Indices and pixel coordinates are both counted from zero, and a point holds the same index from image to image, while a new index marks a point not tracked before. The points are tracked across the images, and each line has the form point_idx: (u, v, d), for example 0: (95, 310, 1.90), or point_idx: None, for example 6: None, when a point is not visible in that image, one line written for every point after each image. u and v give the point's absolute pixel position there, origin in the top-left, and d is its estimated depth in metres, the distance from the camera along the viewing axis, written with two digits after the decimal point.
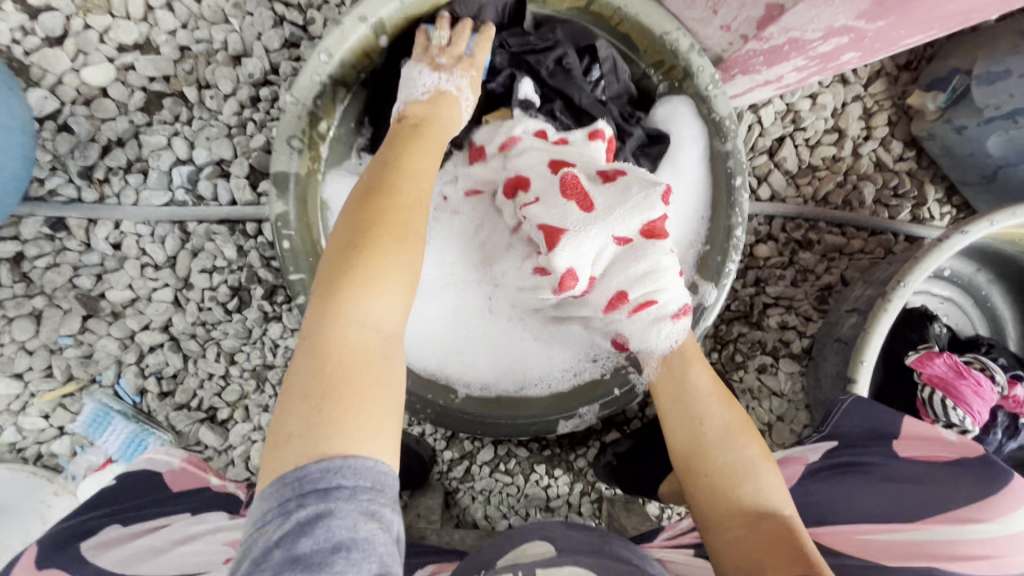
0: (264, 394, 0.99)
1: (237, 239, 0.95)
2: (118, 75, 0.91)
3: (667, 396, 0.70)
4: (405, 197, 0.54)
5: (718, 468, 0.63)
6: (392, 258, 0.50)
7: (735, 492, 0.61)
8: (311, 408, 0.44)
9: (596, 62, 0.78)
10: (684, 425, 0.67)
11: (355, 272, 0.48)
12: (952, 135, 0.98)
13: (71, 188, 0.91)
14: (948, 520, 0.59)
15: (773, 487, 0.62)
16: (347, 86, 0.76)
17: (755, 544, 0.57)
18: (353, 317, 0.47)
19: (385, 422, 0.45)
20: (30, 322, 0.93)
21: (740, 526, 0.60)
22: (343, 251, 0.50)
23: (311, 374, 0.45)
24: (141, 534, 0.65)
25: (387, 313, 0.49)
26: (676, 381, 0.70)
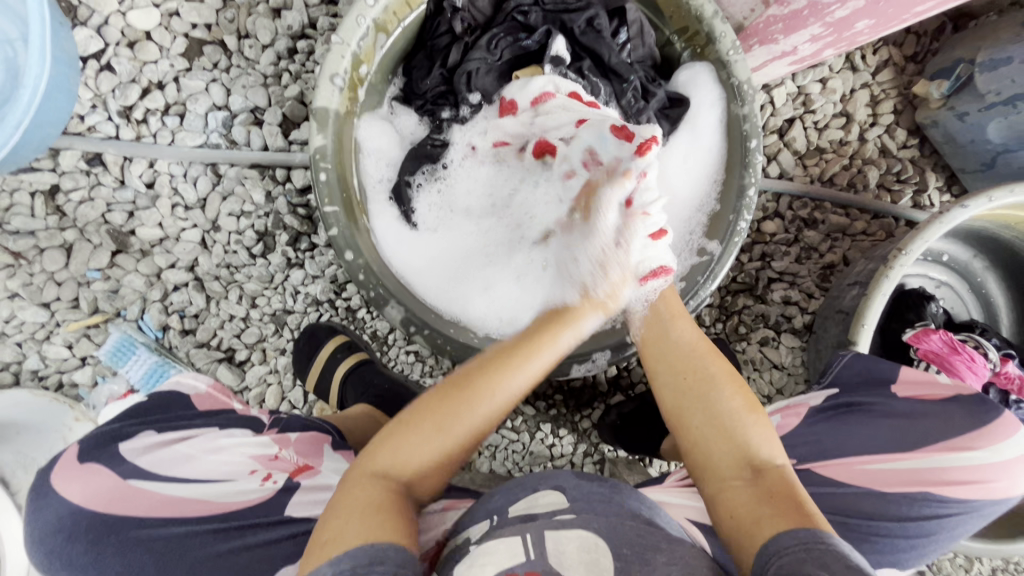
0: (282, 338, 1.01)
1: (266, 184, 0.98)
2: (162, 21, 0.95)
3: (654, 355, 0.72)
4: (505, 369, 0.63)
5: (709, 427, 0.64)
6: (462, 411, 0.60)
7: (725, 450, 0.62)
8: (364, 505, 0.53)
9: (624, 26, 0.85)
10: (672, 386, 0.68)
11: (400, 432, 0.59)
12: (955, 122, 1.03)
13: (109, 126, 0.95)
14: (944, 449, 0.68)
15: (764, 442, 0.62)
16: (388, 34, 0.80)
17: (746, 499, 0.57)
18: (399, 469, 0.58)
19: (405, 527, 0.53)
20: (61, 254, 0.96)
21: (732, 480, 0.60)
22: (426, 403, 0.61)
23: (370, 502, 0.53)
24: (171, 443, 0.65)
25: (424, 465, 0.59)
26: (658, 338, 0.72)
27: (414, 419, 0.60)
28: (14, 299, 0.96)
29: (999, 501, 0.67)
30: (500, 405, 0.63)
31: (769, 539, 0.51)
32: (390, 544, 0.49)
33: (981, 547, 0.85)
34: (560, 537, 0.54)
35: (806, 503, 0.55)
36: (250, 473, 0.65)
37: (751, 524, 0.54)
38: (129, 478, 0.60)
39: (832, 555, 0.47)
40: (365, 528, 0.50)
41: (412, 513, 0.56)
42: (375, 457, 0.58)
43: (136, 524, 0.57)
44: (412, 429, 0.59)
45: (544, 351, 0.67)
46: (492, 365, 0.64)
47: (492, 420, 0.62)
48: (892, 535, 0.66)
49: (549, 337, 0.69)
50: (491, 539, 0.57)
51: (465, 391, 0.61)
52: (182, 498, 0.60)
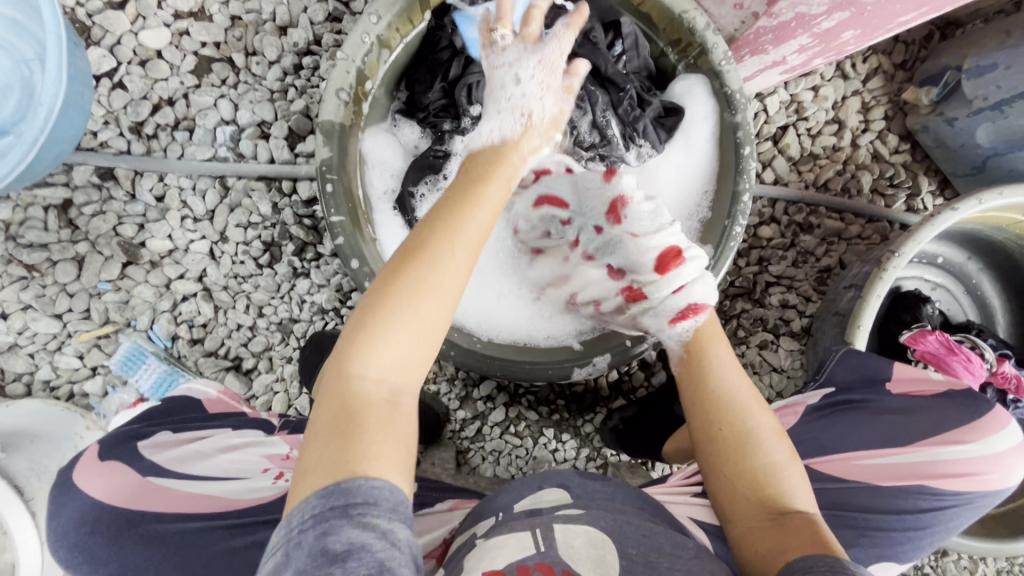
0: (288, 347, 1.03)
1: (273, 196, 1.00)
2: (173, 40, 0.98)
3: (698, 389, 0.69)
4: (455, 224, 0.56)
5: (740, 462, 0.64)
6: (388, 315, 0.52)
7: (759, 487, 0.62)
8: (335, 417, 0.50)
9: (619, 38, 0.87)
10: (709, 411, 0.67)
11: (362, 331, 0.52)
12: (945, 127, 1.05)
13: (121, 141, 0.98)
14: (936, 443, 0.70)
15: (795, 486, 0.62)
16: (391, 49, 0.83)
17: (773, 534, 0.58)
18: (366, 378, 0.52)
19: (400, 447, 0.51)
20: (73, 266, 0.98)
21: (758, 520, 0.60)
22: (371, 298, 0.54)
23: (328, 429, 0.50)
24: (187, 442, 0.67)
25: (407, 359, 0.53)
26: (702, 369, 0.70)
27: (355, 324, 0.53)
28: (27, 310, 0.98)
29: (993, 492, 0.69)
30: (446, 287, 0.54)
31: (788, 566, 0.53)
32: (382, 484, 0.47)
33: (981, 545, 0.86)
34: (569, 528, 0.56)
35: (829, 540, 0.56)
36: (263, 471, 0.66)
37: (772, 557, 0.56)
38: (148, 475, 0.62)
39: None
40: (333, 464, 0.47)
41: (409, 414, 0.54)
42: (343, 363, 0.52)
43: (155, 519, 0.59)
44: (356, 335, 0.52)
45: (473, 210, 0.58)
46: (440, 223, 0.56)
47: (463, 280, 0.56)
48: (889, 526, 0.68)
49: (488, 178, 0.63)
50: (499, 533, 0.58)
51: (393, 293, 0.53)
52: (200, 494, 0.62)
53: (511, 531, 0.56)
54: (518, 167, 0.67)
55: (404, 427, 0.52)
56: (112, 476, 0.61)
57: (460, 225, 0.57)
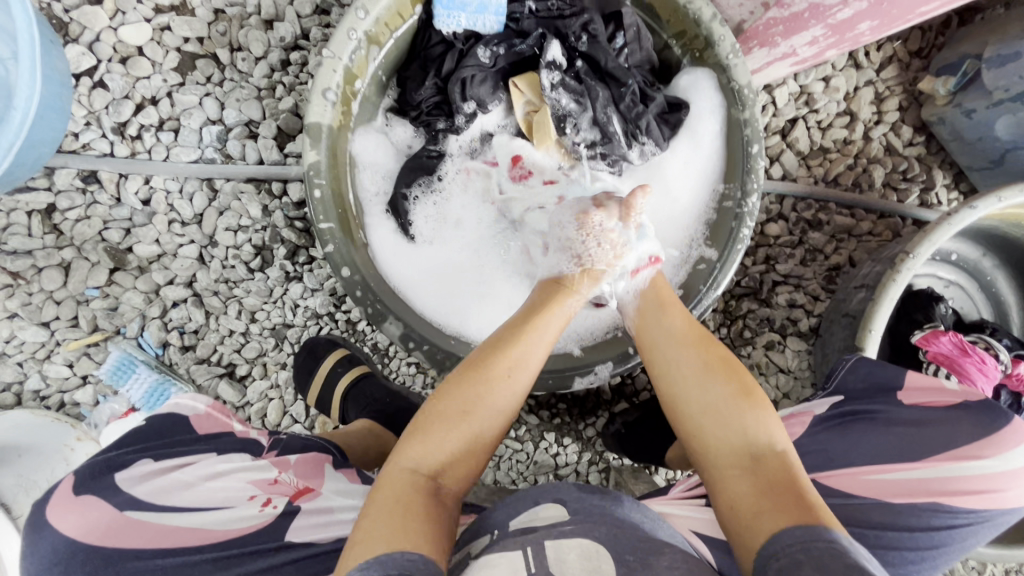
0: (282, 352, 1.00)
1: (263, 199, 0.97)
2: (155, 36, 0.94)
3: (650, 347, 0.70)
4: (518, 356, 0.65)
5: (703, 410, 0.64)
6: (479, 408, 0.61)
7: (731, 436, 0.61)
8: (394, 502, 0.54)
9: (621, 30, 0.83)
10: (660, 363, 0.69)
11: (433, 429, 0.60)
12: (962, 120, 1.01)
13: (104, 143, 0.94)
14: (951, 458, 0.67)
15: (766, 428, 0.61)
16: (381, 45, 0.79)
17: (750, 491, 0.56)
18: (427, 463, 0.59)
19: (441, 534, 0.53)
20: (59, 273, 0.95)
21: (737, 469, 0.59)
22: (443, 401, 0.62)
23: (392, 505, 0.54)
24: (168, 471, 0.64)
25: (455, 460, 0.60)
26: (652, 326, 0.71)
27: (438, 413, 0.61)
28: (13, 319, 0.95)
29: (1009, 509, 0.68)
30: (509, 404, 0.64)
31: (766, 534, 0.51)
32: (421, 556, 0.49)
33: (995, 554, 0.83)
34: (562, 545, 0.53)
35: (807, 496, 0.54)
36: (249, 499, 0.64)
37: (749, 516, 0.54)
38: (125, 509, 0.60)
39: (831, 552, 0.47)
40: (393, 530, 0.51)
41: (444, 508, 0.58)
42: (405, 453, 0.59)
43: (135, 556, 0.57)
44: (439, 424, 0.60)
45: (544, 326, 0.68)
46: (505, 351, 0.65)
47: (512, 408, 0.64)
48: (901, 545, 0.66)
49: (546, 312, 0.69)
50: (492, 552, 0.55)
51: (474, 394, 0.62)
52: (180, 527, 0.60)
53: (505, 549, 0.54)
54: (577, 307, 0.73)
55: (443, 508, 0.57)
56: (93, 508, 0.59)
57: (528, 341, 0.66)
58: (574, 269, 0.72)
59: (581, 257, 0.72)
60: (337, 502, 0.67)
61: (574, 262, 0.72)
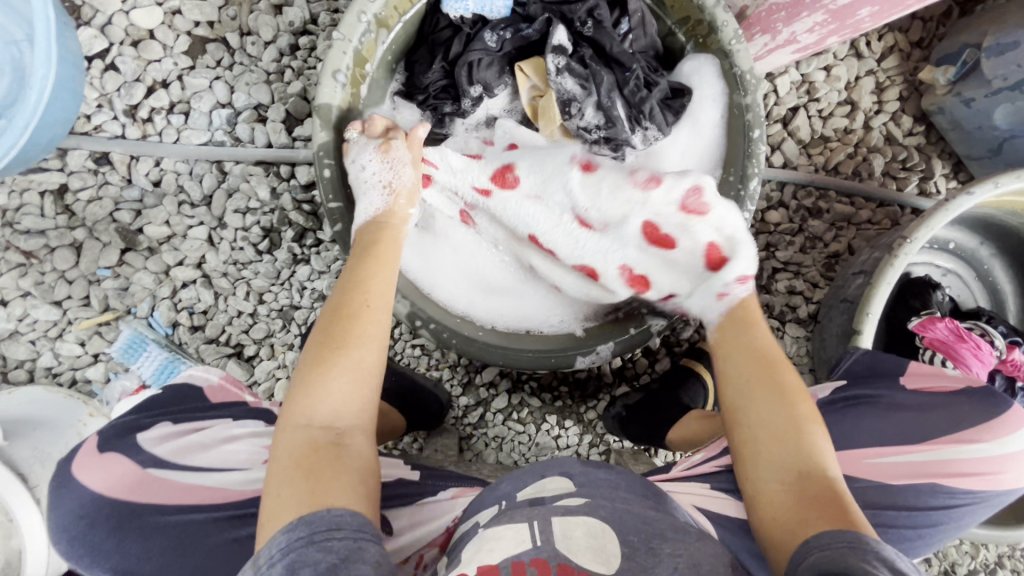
0: (289, 334, 1.02)
1: (271, 181, 0.98)
2: (165, 19, 0.96)
3: (727, 356, 0.68)
4: (363, 291, 0.65)
5: (770, 425, 0.61)
6: (342, 353, 0.60)
7: (793, 451, 0.59)
8: (295, 467, 0.53)
9: (626, 16, 0.85)
10: (740, 372, 0.66)
11: (306, 385, 0.58)
12: (961, 109, 1.02)
13: (116, 125, 0.96)
14: (952, 442, 0.69)
15: (827, 453, 0.60)
16: (389, 29, 0.80)
17: (792, 506, 0.56)
18: (317, 415, 0.57)
19: (359, 483, 0.54)
20: (71, 253, 0.97)
21: (783, 484, 0.58)
22: (310, 357, 0.60)
23: (295, 470, 0.53)
24: (186, 433, 0.66)
25: (347, 404, 0.59)
26: (739, 342, 0.68)
27: (308, 371, 0.59)
28: (27, 298, 0.97)
29: (1004, 491, 0.70)
30: (376, 330, 0.63)
31: (813, 537, 0.52)
32: (346, 511, 0.50)
33: (987, 533, 0.85)
34: (568, 521, 0.55)
35: (854, 513, 0.54)
36: (263, 462, 0.65)
37: (795, 524, 0.55)
38: (148, 467, 0.62)
39: (878, 557, 0.48)
40: (305, 494, 0.51)
41: (358, 456, 0.57)
42: (293, 414, 0.57)
43: (155, 511, 0.60)
44: (311, 382, 0.58)
45: (382, 261, 0.68)
46: (349, 289, 0.65)
47: (382, 330, 0.64)
48: (899, 524, 0.68)
49: (374, 252, 0.69)
50: (498, 524, 0.57)
51: (338, 337, 0.61)
52: (200, 485, 0.62)
53: (510, 522, 0.55)
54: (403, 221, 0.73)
55: (359, 454, 0.57)
56: (108, 474, 0.61)
57: (374, 276, 0.66)
58: (385, 198, 0.72)
59: (389, 183, 0.73)
60: None
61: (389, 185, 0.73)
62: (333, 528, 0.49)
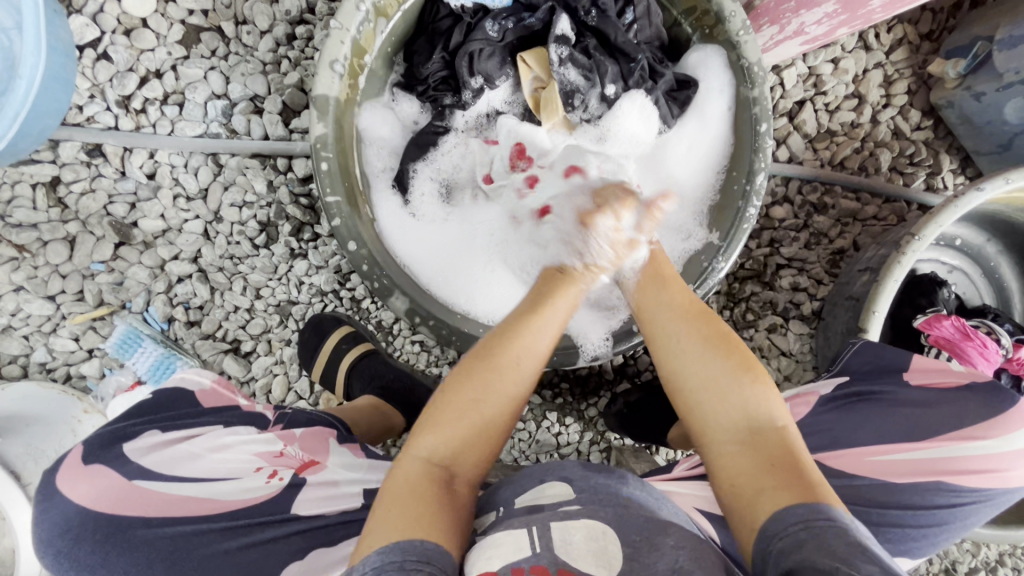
0: (287, 329, 1.00)
1: (268, 174, 0.96)
2: (159, 7, 0.93)
3: (654, 320, 0.68)
4: (527, 335, 0.64)
5: (703, 389, 0.61)
6: (489, 397, 0.60)
7: (728, 410, 0.59)
8: (409, 493, 0.54)
9: (631, 5, 0.83)
10: (673, 340, 0.65)
11: (444, 416, 0.59)
12: (971, 103, 1.00)
13: (108, 116, 0.94)
14: (957, 439, 0.68)
15: (762, 402, 0.59)
16: (388, 18, 0.78)
17: (748, 471, 0.55)
18: (440, 450, 0.57)
19: (457, 524, 0.53)
20: (64, 246, 0.95)
21: (731, 446, 0.58)
22: (454, 384, 0.61)
23: (407, 496, 0.53)
24: (175, 442, 0.65)
25: (469, 447, 0.58)
26: (659, 305, 0.69)
27: (444, 400, 0.60)
28: (19, 292, 0.96)
29: (1010, 489, 0.69)
30: (521, 383, 0.62)
31: (769, 514, 0.51)
32: (436, 545, 0.49)
33: (990, 533, 0.85)
34: (567, 526, 0.54)
35: (809, 473, 0.53)
36: (255, 470, 0.65)
37: (753, 494, 0.53)
38: (133, 479, 0.61)
39: (834, 532, 0.46)
40: (412, 522, 0.51)
41: (461, 496, 0.57)
42: (418, 442, 0.58)
43: (145, 524, 0.58)
44: (445, 414, 0.59)
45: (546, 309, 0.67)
46: (512, 336, 0.64)
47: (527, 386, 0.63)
48: (904, 523, 0.67)
49: (555, 294, 0.70)
50: (498, 531, 0.56)
51: (483, 377, 0.60)
52: (188, 496, 0.61)
53: (510, 528, 0.54)
54: (583, 289, 0.73)
55: (462, 497, 0.57)
56: (100, 476, 0.60)
57: (532, 326, 0.65)
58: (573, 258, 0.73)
59: (583, 254, 0.73)
60: (342, 475, 0.67)
61: (586, 256, 0.73)
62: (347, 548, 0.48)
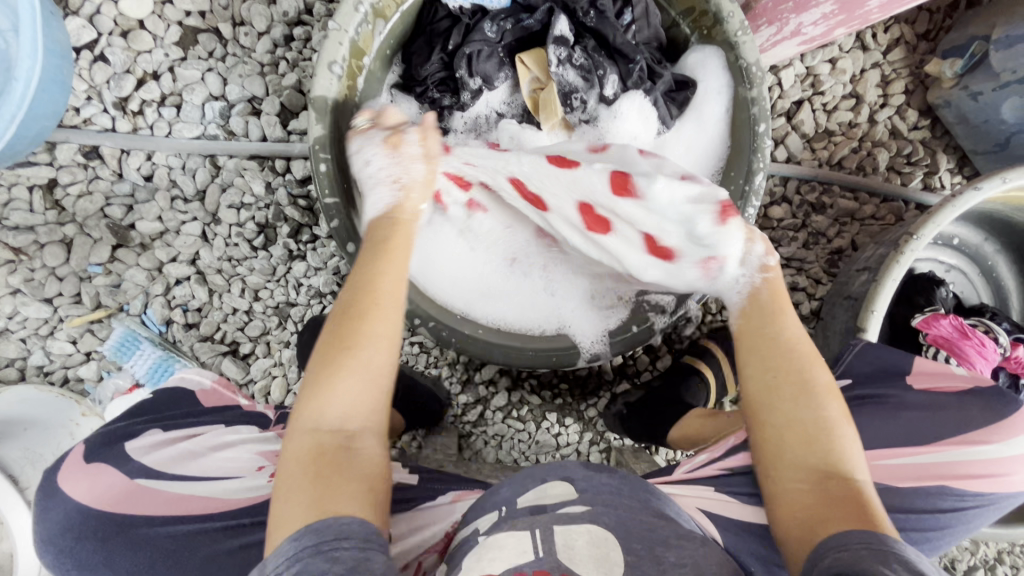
0: (285, 331, 1.00)
1: (265, 175, 0.96)
2: (156, 9, 0.93)
3: (752, 342, 0.64)
4: (372, 285, 0.62)
5: (796, 420, 0.59)
6: (352, 360, 0.58)
7: (812, 448, 0.58)
8: (309, 466, 0.53)
9: (629, 6, 0.83)
10: (769, 369, 0.62)
11: (320, 382, 0.57)
12: (968, 102, 1.01)
13: (105, 118, 0.93)
14: (961, 444, 0.68)
15: (849, 450, 0.58)
16: (386, 19, 0.78)
17: (812, 502, 0.56)
18: (326, 418, 0.56)
19: (367, 490, 0.53)
20: (61, 249, 0.95)
21: (803, 481, 0.57)
22: (322, 352, 0.59)
23: (308, 469, 0.53)
24: (177, 441, 0.65)
25: (357, 406, 0.58)
26: (766, 334, 0.64)
27: (318, 365, 0.58)
28: (16, 295, 0.95)
29: (1013, 493, 0.69)
30: (381, 342, 0.60)
31: (829, 538, 0.52)
32: (353, 519, 0.49)
33: (990, 532, 0.85)
34: (571, 530, 0.53)
35: (875, 514, 0.53)
36: (257, 469, 0.64)
37: (820, 524, 0.54)
38: (136, 477, 0.60)
39: (898, 559, 0.47)
40: (314, 497, 0.50)
41: (367, 458, 0.56)
42: (303, 412, 0.56)
43: (147, 522, 0.58)
44: (321, 381, 0.57)
45: (398, 257, 0.64)
46: (357, 295, 0.61)
47: (391, 339, 0.61)
48: (910, 526, 0.67)
49: (392, 234, 0.65)
50: (499, 533, 0.55)
51: (346, 336, 0.59)
52: (190, 495, 0.60)
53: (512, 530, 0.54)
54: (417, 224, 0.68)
55: (370, 463, 0.56)
56: (99, 480, 0.60)
57: (381, 275, 0.63)
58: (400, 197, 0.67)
59: (400, 179, 0.67)
60: None
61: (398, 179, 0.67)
62: (320, 539, 0.47)
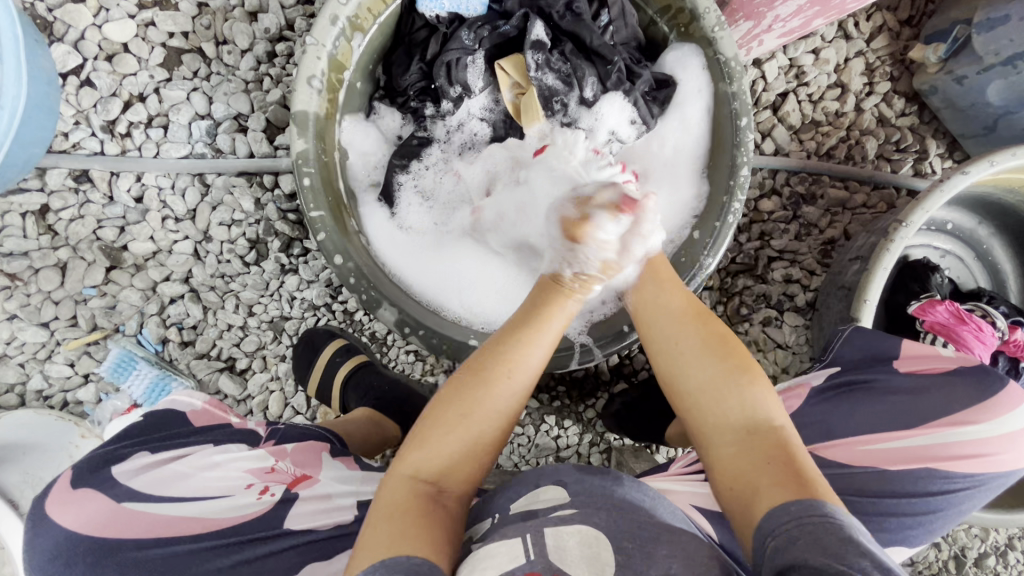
0: (281, 345, 1.00)
1: (254, 191, 0.97)
2: (139, 31, 0.94)
3: (653, 323, 0.69)
4: (520, 353, 0.63)
5: (694, 387, 0.63)
6: (469, 424, 0.60)
7: (717, 414, 0.60)
8: (401, 508, 0.55)
9: (605, 7, 0.84)
10: (664, 336, 0.67)
11: (432, 432, 0.60)
12: (954, 87, 1.00)
13: (94, 142, 0.94)
14: (948, 425, 0.68)
15: (760, 403, 0.60)
16: (364, 32, 0.79)
17: (747, 467, 0.55)
18: (428, 468, 0.58)
19: (444, 538, 0.54)
20: (55, 273, 0.96)
21: (729, 447, 0.58)
22: (444, 405, 0.61)
23: (397, 509, 0.55)
24: (165, 463, 0.65)
25: (461, 454, 0.60)
26: (654, 305, 0.70)
27: (433, 418, 0.61)
28: (13, 320, 0.96)
29: (1004, 473, 0.68)
30: (507, 404, 0.62)
31: (765, 509, 0.51)
32: (422, 560, 0.50)
33: (993, 518, 0.84)
34: (561, 532, 0.53)
35: (805, 468, 0.53)
36: (246, 487, 0.65)
37: (750, 495, 0.53)
38: (123, 501, 0.61)
39: (832, 528, 0.46)
40: (398, 538, 0.52)
41: (453, 504, 0.58)
42: (407, 457, 0.59)
43: (133, 545, 0.58)
44: (434, 432, 0.60)
45: (556, 315, 0.67)
46: (506, 352, 0.63)
47: (511, 405, 0.62)
48: (899, 512, 0.67)
49: (551, 310, 0.67)
50: (492, 542, 0.55)
51: (476, 399, 0.60)
52: (179, 517, 0.61)
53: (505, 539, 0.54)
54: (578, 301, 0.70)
55: (448, 506, 0.58)
56: (88, 504, 0.60)
57: (524, 342, 0.64)
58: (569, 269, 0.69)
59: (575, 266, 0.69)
60: (336, 489, 0.68)
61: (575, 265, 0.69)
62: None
